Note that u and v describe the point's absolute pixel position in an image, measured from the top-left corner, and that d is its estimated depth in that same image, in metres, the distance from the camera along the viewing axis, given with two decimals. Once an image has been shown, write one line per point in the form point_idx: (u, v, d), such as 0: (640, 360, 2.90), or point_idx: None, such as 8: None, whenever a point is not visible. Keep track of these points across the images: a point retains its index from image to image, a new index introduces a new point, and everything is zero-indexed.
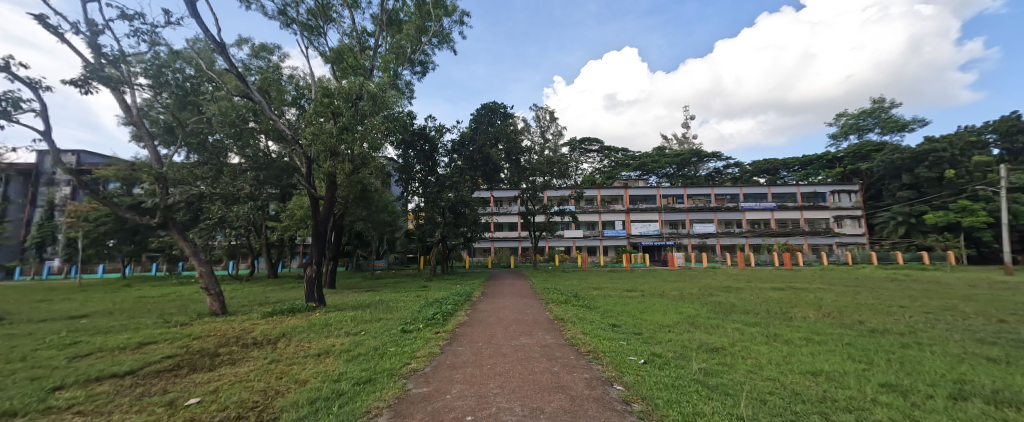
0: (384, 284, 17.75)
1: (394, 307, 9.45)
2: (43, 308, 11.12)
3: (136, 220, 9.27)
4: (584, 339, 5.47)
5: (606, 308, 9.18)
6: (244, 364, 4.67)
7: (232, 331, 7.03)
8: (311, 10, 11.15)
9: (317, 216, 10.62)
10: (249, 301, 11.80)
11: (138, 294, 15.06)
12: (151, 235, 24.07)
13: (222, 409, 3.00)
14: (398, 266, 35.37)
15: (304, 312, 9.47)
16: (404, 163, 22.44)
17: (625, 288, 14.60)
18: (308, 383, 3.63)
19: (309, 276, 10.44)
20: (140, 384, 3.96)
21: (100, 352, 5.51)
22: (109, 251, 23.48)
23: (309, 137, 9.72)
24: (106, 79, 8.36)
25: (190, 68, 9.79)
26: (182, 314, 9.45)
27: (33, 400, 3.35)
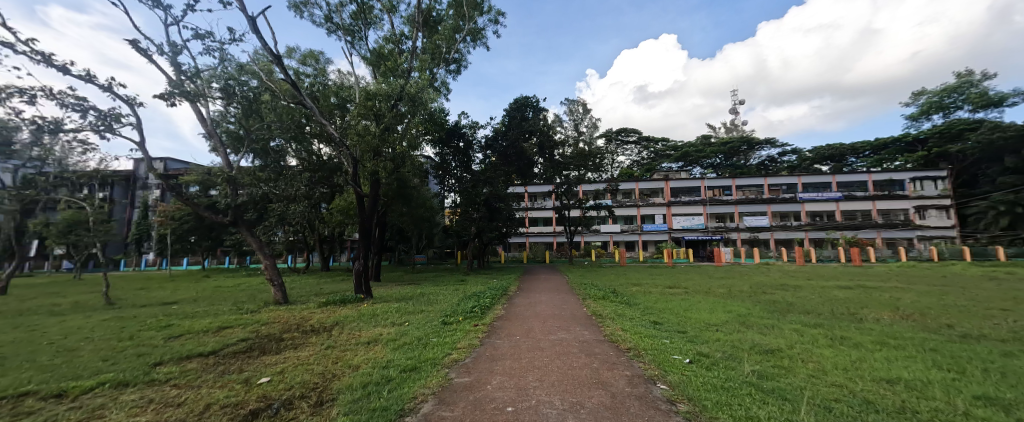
0: (426, 278, 18.58)
1: (434, 300, 9.85)
2: (144, 295, 12.98)
3: (213, 218, 10.36)
4: (624, 335, 5.33)
5: (646, 305, 8.84)
6: (305, 349, 5.10)
7: (292, 318, 7.72)
8: (353, 16, 11.71)
9: (362, 211, 11.22)
10: (307, 292, 12.82)
11: (216, 283, 17.08)
12: (224, 232, 26.93)
13: (289, 388, 3.30)
14: (438, 260, 36.67)
15: (354, 303, 10.12)
16: (441, 161, 23.98)
17: (666, 284, 13.97)
18: (360, 368, 3.88)
19: (357, 269, 11.07)
20: (220, 363, 4.48)
21: (189, 334, 6.29)
22: (191, 247, 26.63)
23: (353, 139, 10.20)
24: (187, 94, 9.42)
25: (252, 80, 10.60)
26: (251, 303, 10.47)
27: (142, 372, 3.91)
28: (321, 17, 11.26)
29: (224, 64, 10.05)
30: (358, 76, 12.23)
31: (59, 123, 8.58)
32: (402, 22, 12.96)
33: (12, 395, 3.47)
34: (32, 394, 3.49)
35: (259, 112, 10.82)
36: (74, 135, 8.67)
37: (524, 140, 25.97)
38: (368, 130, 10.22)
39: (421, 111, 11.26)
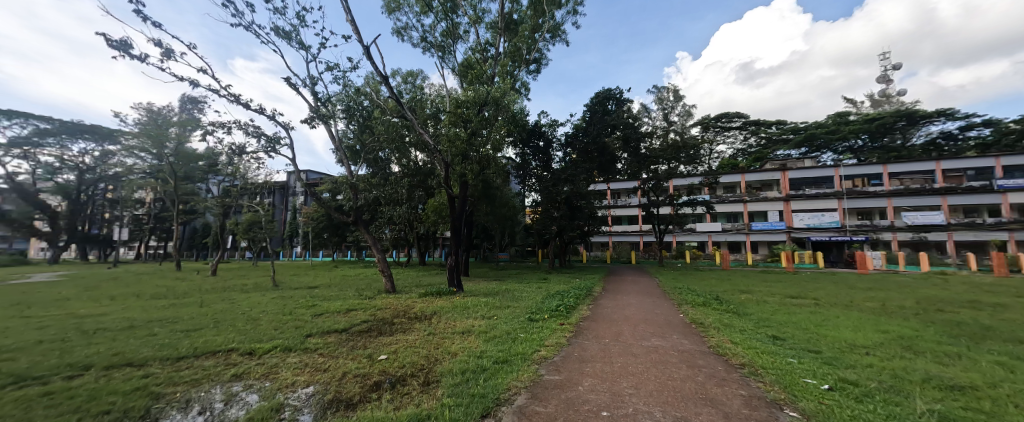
0: (512, 274, 19.25)
1: (521, 296, 10.13)
2: (294, 280, 16.22)
3: (340, 218, 12.36)
4: (735, 349, 4.71)
5: (760, 315, 7.68)
6: (411, 333, 5.75)
7: (400, 305, 8.77)
8: (443, 32, 12.70)
9: (453, 211, 12.11)
10: (410, 283, 14.43)
11: (342, 273, 20.38)
12: (347, 229, 31.95)
13: (401, 366, 3.76)
14: (522, 258, 37.59)
15: (448, 295, 11.00)
16: (523, 161, 24.39)
17: (787, 293, 11.92)
18: (458, 355, 4.20)
19: (450, 265, 12.02)
20: (348, 339, 5.33)
21: (326, 313, 7.65)
22: (325, 241, 32.24)
23: (446, 144, 11.06)
24: (320, 116, 11.40)
25: (367, 100, 12.32)
26: (368, 290, 12.23)
27: (298, 341, 4.90)
28: (417, 37, 12.49)
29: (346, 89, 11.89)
30: (449, 87, 13.21)
31: (241, 146, 11.21)
32: (487, 31, 13.60)
33: (221, 351, 4.68)
34: (232, 351, 4.66)
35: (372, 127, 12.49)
36: (250, 155, 11.24)
37: (606, 135, 24.69)
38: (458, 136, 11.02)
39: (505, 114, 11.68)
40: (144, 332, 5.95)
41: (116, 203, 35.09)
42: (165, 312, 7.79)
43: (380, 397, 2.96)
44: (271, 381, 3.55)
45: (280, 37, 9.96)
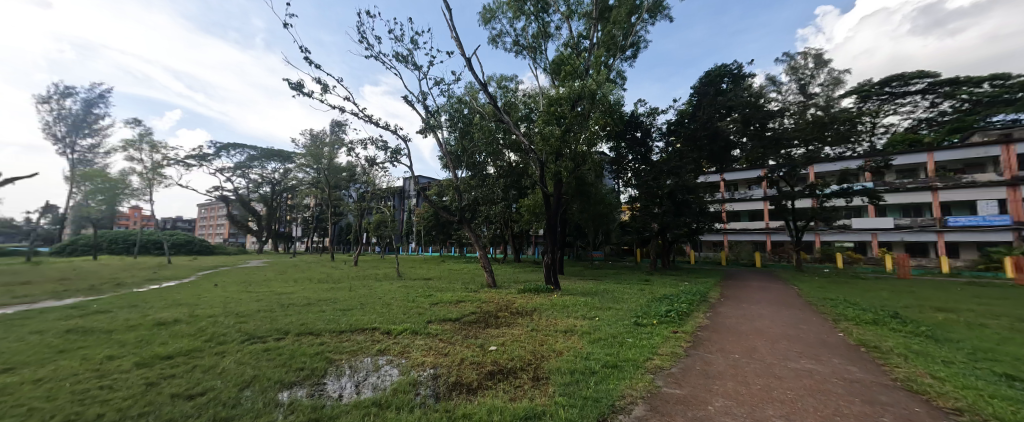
0: (610, 274, 18.55)
1: (622, 298, 9.66)
2: (411, 271, 18.54)
3: (446, 217, 13.64)
4: (930, 386, 3.61)
5: (969, 344, 5.75)
6: (515, 327, 6.04)
7: (501, 300, 9.26)
8: (536, 32, 12.88)
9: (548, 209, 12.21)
10: (508, 279, 15.11)
11: (449, 267, 22.49)
12: (452, 227, 35.12)
13: (511, 359, 4.01)
14: (620, 257, 35.83)
15: (546, 292, 11.13)
16: (619, 155, 23.28)
17: (1010, 314, 8.68)
18: (564, 355, 4.25)
19: (547, 262, 12.16)
20: (461, 329, 5.89)
21: (439, 303, 8.57)
22: (434, 238, 36.05)
23: (541, 142, 11.18)
24: (429, 126, 12.77)
25: (468, 108, 13.32)
26: (471, 284, 13.23)
27: (421, 327, 5.88)
28: (511, 42, 12.95)
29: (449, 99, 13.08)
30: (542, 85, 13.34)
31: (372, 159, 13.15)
32: (580, 23, 13.31)
33: (366, 329, 5.86)
34: (374, 330, 5.83)
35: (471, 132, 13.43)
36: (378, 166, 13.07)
37: (720, 117, 21.90)
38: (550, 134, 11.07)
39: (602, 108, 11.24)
40: (312, 308, 7.59)
41: (290, 207, 45.62)
42: (324, 293, 9.84)
43: (495, 385, 3.29)
44: (405, 359, 4.33)
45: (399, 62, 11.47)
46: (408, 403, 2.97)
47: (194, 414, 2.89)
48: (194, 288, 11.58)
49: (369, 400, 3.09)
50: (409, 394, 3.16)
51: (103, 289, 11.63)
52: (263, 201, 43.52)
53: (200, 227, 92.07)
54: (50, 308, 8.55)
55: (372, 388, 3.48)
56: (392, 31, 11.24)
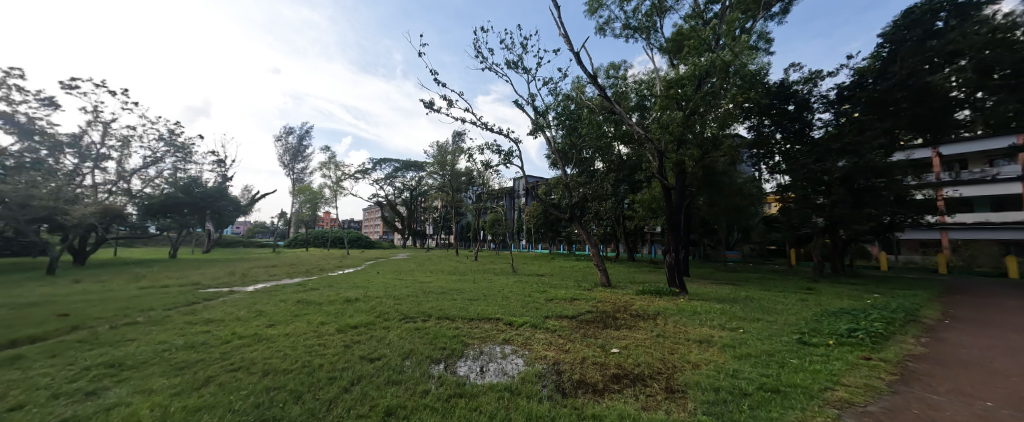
0: (749, 279, 15.85)
1: (770, 309, 8.22)
2: (524, 267, 19.46)
3: (557, 215, 13.84)
4: None
5: None
6: (639, 331, 5.82)
7: (619, 301, 8.98)
8: (649, 12, 11.97)
9: (670, 204, 11.26)
10: (624, 279, 14.48)
11: (560, 264, 22.77)
12: (560, 225, 35.46)
13: (638, 365, 3.97)
14: (759, 258, 30.54)
15: (670, 296, 10.28)
16: (759, 135, 18.31)
17: None
18: (702, 368, 3.91)
19: (670, 263, 11.21)
20: (580, 327, 6.01)
21: (555, 299, 8.86)
22: (543, 235, 37.02)
23: (660, 131, 10.27)
24: (538, 126, 13.19)
25: (575, 104, 13.23)
26: (585, 282, 13.13)
27: (540, 320, 6.25)
28: (620, 27, 12.25)
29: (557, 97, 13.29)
30: (659, 68, 12.29)
31: (487, 162, 14.06)
32: None
33: (491, 318, 6.51)
34: (499, 320, 6.42)
35: (579, 129, 13.34)
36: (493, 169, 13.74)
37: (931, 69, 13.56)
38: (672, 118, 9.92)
39: (740, 79, 9.67)
40: (446, 296, 8.69)
41: (423, 208, 52.92)
42: (454, 284, 11.24)
43: (623, 389, 3.30)
44: (528, 350, 4.68)
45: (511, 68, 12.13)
46: (538, 393, 3.20)
47: (377, 375, 3.70)
48: (361, 275, 14.55)
49: (502, 385, 3.44)
50: (537, 385, 3.39)
51: (310, 272, 15.65)
52: (404, 205, 51.78)
53: (364, 226, 115.20)
54: (283, 284, 11.97)
55: (504, 374, 3.86)
56: (503, 41, 11.99)
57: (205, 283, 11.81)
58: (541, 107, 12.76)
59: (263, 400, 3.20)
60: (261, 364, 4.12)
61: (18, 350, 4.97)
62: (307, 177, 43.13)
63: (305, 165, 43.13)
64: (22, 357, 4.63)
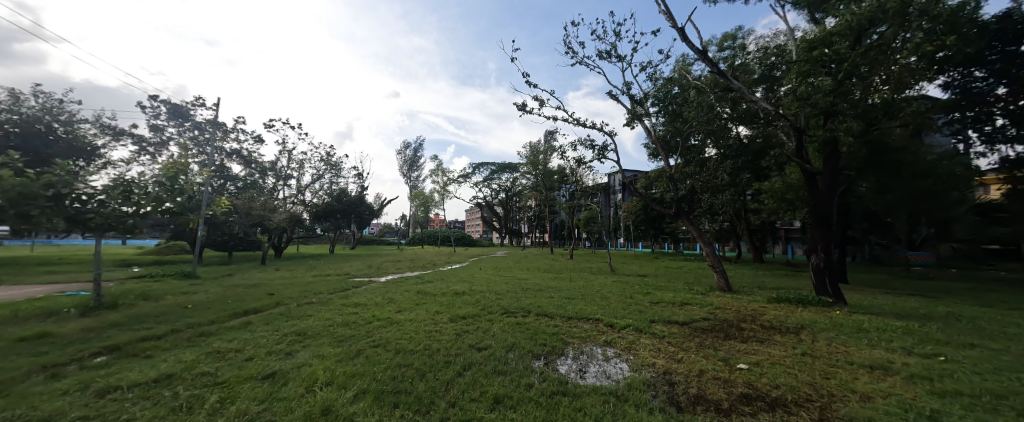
0: (943, 289, 11.98)
1: (989, 332, 6.05)
2: (626, 267, 18.46)
3: (662, 211, 12.75)
4: None
5: None
6: (775, 346, 4.96)
7: (744, 308, 7.81)
8: None
9: (815, 195, 9.30)
10: (750, 284, 12.53)
11: (666, 265, 20.96)
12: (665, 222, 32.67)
13: (776, 387, 3.42)
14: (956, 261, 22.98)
15: (819, 305, 8.47)
16: (964, 92, 12.85)
17: None
18: (874, 400, 3.11)
19: (816, 266, 9.25)
20: (694, 335, 5.45)
21: (664, 302, 8.19)
22: (644, 233, 34.65)
23: (796, 105, 8.50)
24: (636, 116, 12.35)
25: (678, 87, 12.03)
26: (699, 286, 11.79)
27: (645, 324, 5.87)
28: None
29: (658, 83, 12.23)
30: (790, 29, 10.23)
31: (580, 158, 13.77)
32: None
33: (590, 318, 6.37)
34: (598, 321, 6.25)
35: (685, 114, 12.04)
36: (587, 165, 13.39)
37: None
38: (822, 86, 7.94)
39: (930, 22, 7.21)
40: (545, 294, 8.78)
41: (518, 208, 54.70)
42: (551, 281, 11.37)
43: (758, 413, 2.85)
44: (633, 355, 4.43)
45: (604, 59, 11.71)
46: (648, 403, 3.00)
47: (487, 365, 3.95)
48: (469, 271, 15.80)
49: (607, 388, 3.32)
50: (646, 394, 3.18)
51: (427, 267, 17.67)
52: (501, 205, 54.44)
53: (467, 227, 124.81)
54: (407, 277, 13.74)
55: (608, 377, 3.73)
56: (594, 31, 11.64)
57: (351, 274, 14.37)
58: (639, 95, 11.99)
59: (395, 374, 3.71)
60: (393, 343, 4.80)
61: (247, 318, 6.81)
62: (420, 183, 48.80)
63: (418, 174, 48.74)
64: (249, 323, 6.34)
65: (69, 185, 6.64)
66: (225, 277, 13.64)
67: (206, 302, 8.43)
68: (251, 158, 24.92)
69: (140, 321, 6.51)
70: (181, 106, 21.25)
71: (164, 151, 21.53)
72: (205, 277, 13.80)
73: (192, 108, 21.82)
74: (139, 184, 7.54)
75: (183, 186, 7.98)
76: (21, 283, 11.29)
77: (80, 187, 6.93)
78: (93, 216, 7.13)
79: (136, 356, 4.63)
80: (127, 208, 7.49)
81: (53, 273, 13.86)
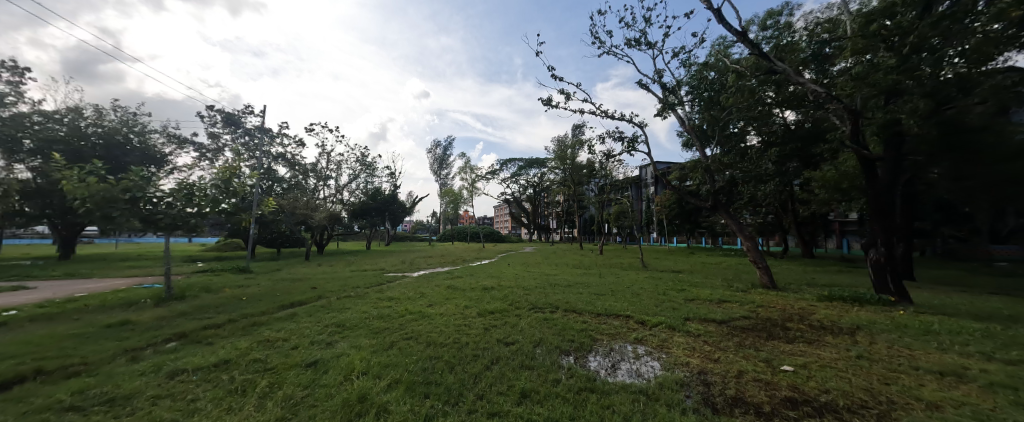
0: None
1: None
2: (660, 263, 17.87)
3: (698, 204, 12.19)
4: None
5: None
6: (826, 348, 4.60)
7: (790, 307, 7.34)
8: None
9: (875, 184, 8.53)
10: (798, 281, 11.75)
11: (704, 260, 20.08)
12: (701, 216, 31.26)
13: (827, 392, 3.18)
14: None
15: (879, 304, 7.81)
16: None
17: None
18: (942, 411, 2.82)
19: (876, 261, 8.52)
20: (733, 334, 5.19)
21: (700, 299, 7.85)
22: (679, 228, 33.36)
23: (851, 87, 7.77)
24: (669, 106, 11.85)
25: (715, 73, 11.38)
26: (740, 283, 11.21)
27: (679, 322, 5.65)
28: None
29: (692, 69, 11.63)
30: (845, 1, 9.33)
31: (609, 151, 13.43)
32: None
33: (621, 315, 6.21)
34: (629, 318, 6.08)
35: (722, 102, 11.41)
36: (616, 158, 13.04)
37: None
38: (883, 64, 7.19)
39: None
40: (572, 290, 8.68)
41: (547, 204, 54.44)
42: (581, 277, 11.24)
43: (804, 419, 2.68)
44: (665, 354, 4.28)
45: (634, 47, 11.29)
46: (681, 403, 2.89)
47: (514, 359, 3.98)
48: (498, 266, 15.93)
49: (636, 386, 3.23)
50: (679, 394, 3.07)
51: (457, 263, 18.02)
52: (530, 201, 54.36)
53: (496, 223, 125.98)
54: (438, 271, 14.09)
55: (638, 375, 3.64)
56: (623, 19, 11.24)
57: (385, 269, 14.92)
58: (671, 82, 11.49)
59: (426, 365, 3.83)
60: (425, 336, 4.94)
61: (294, 309, 7.26)
62: (449, 181, 49.86)
63: (448, 172, 49.66)
64: (295, 314, 6.75)
65: (143, 189, 7.40)
66: (274, 272, 14.67)
67: (259, 294, 9.07)
68: (295, 160, 26.53)
69: (204, 311, 7.12)
70: (234, 114, 22.91)
71: (221, 157, 23.39)
72: (258, 271, 14.92)
73: (243, 116, 23.47)
74: (201, 186, 8.25)
75: (236, 188, 8.69)
76: (105, 277, 12.69)
77: (152, 191, 7.67)
78: (162, 216, 7.81)
79: (200, 343, 5.06)
80: (191, 208, 8.18)
81: (131, 268, 15.47)
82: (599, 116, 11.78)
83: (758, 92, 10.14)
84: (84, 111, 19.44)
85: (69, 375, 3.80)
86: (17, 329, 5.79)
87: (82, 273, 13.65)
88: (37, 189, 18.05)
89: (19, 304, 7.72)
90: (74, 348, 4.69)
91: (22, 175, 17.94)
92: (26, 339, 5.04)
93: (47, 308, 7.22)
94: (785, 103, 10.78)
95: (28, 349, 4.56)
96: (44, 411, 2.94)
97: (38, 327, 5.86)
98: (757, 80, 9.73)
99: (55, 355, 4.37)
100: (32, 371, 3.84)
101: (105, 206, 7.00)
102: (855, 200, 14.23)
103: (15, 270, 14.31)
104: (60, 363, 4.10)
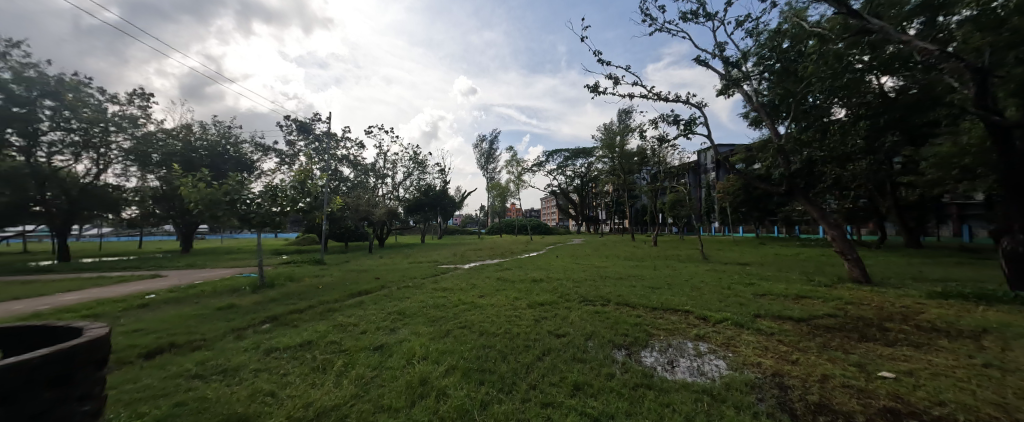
0: None
1: None
2: (725, 255, 16.56)
3: (770, 189, 11.05)
4: None
5: None
6: (937, 353, 3.96)
7: (889, 304, 6.40)
8: None
9: (1006, 157, 7.09)
10: (898, 274, 10.23)
11: (776, 252, 18.25)
12: (771, 203, 28.38)
13: (939, 403, 2.73)
14: None
15: (1011, 301, 6.54)
16: None
17: None
18: None
19: (1012, 252, 7.17)
20: (815, 333, 4.66)
21: (773, 295, 7.16)
22: (745, 217, 30.57)
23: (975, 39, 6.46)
24: (733, 81, 10.79)
25: (789, 40, 10.12)
26: (824, 276, 10.02)
27: (748, 319, 5.19)
28: None
29: (761, 39, 10.46)
30: None
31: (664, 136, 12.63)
32: None
33: (679, 310, 5.85)
34: (689, 313, 5.71)
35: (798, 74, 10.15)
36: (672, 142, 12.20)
37: None
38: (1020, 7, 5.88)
39: None
40: (624, 283, 8.38)
41: (595, 195, 52.93)
42: (635, 269, 10.82)
43: None
44: (732, 353, 3.97)
45: (691, 20, 10.41)
46: (753, 407, 2.66)
47: (565, 350, 3.96)
48: (548, 258, 15.85)
49: (699, 385, 3.04)
50: (749, 396, 2.82)
51: (506, 255, 18.28)
52: (578, 192, 53.20)
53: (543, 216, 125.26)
54: (488, 263, 14.46)
55: (699, 373, 3.43)
56: None
57: (438, 261, 15.63)
58: (736, 56, 10.45)
59: (481, 352, 3.97)
60: (481, 325, 5.10)
61: (362, 297, 7.94)
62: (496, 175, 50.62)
63: (495, 166, 50.46)
64: (362, 302, 7.35)
65: (239, 192, 8.54)
66: (342, 264, 16.08)
67: (332, 283, 10.02)
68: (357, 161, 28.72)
69: (289, 298, 8.06)
70: (306, 122, 25.28)
71: (297, 161, 26.06)
72: (329, 263, 16.46)
73: (313, 123, 25.85)
74: (282, 188, 9.27)
75: (310, 188, 9.65)
76: (213, 268, 14.87)
77: (245, 193, 8.77)
78: (254, 215, 8.86)
79: (288, 325, 5.73)
80: (276, 208, 9.21)
81: (232, 260, 17.94)
82: (653, 98, 11.10)
83: (846, 57, 8.84)
84: (191, 127, 22.74)
85: (193, 348, 4.53)
86: (156, 309, 7.03)
87: (197, 265, 16.12)
88: (163, 195, 21.62)
89: (154, 289, 9.32)
90: (195, 326, 5.58)
91: (152, 183, 21.61)
92: (162, 318, 6.10)
93: (175, 293, 8.65)
94: (881, 68, 9.29)
95: (163, 326, 5.51)
96: (178, 376, 3.53)
97: (169, 309, 7.05)
98: (844, 43, 8.48)
99: (181, 331, 5.23)
100: (167, 344, 4.63)
101: (211, 207, 8.20)
102: (976, 178, 11.94)
103: (151, 261, 17.32)
104: (186, 338, 4.89)
